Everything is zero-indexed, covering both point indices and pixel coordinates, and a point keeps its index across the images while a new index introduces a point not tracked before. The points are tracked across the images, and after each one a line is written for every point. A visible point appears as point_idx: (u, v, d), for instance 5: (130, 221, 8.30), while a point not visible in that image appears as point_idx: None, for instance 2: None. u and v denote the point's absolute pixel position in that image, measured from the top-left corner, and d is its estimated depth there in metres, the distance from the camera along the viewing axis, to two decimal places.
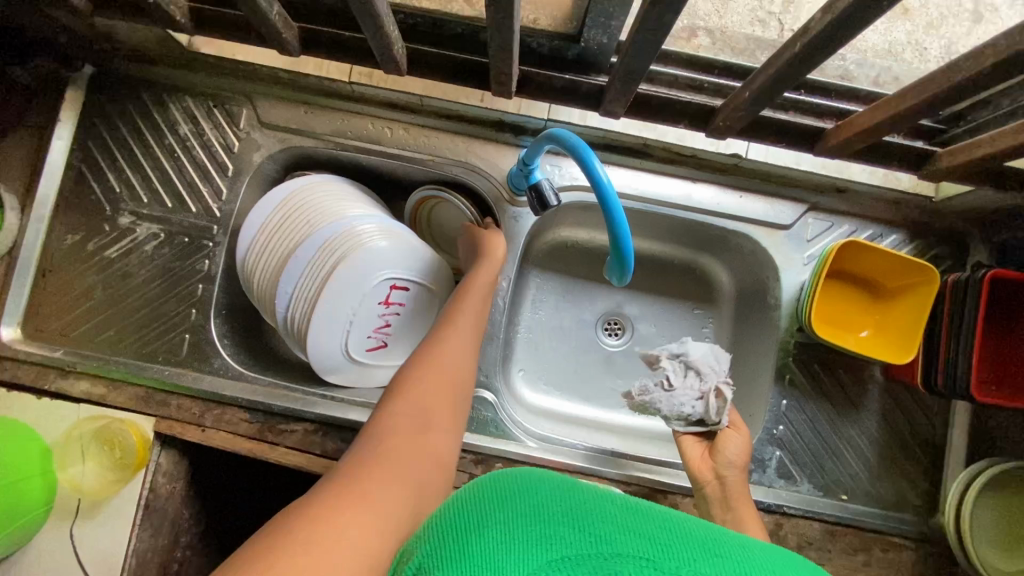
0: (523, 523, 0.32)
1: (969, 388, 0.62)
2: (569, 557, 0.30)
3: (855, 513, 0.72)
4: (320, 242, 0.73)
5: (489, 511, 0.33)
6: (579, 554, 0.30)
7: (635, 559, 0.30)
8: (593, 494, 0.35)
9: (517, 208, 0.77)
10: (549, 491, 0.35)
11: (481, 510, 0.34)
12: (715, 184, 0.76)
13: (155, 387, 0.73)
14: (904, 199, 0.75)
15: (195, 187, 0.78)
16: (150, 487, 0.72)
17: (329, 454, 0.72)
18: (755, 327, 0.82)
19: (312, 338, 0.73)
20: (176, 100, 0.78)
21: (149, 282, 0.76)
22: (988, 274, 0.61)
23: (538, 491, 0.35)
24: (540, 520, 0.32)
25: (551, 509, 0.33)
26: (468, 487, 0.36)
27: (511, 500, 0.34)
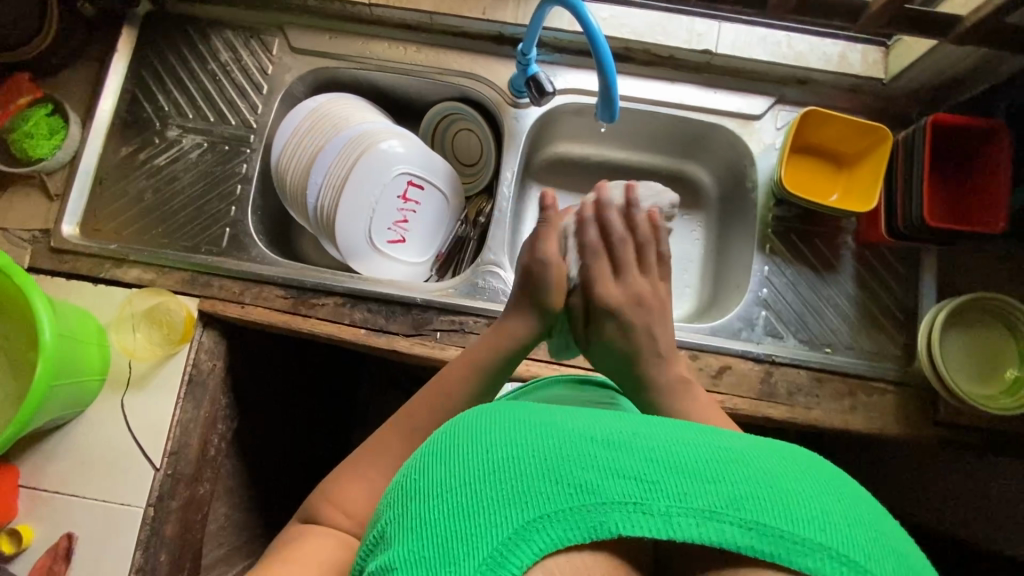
0: (512, 485, 0.36)
1: (923, 217, 0.70)
2: (559, 510, 0.35)
3: (840, 362, 0.78)
4: (340, 150, 0.83)
5: (480, 470, 0.37)
6: (567, 509, 0.36)
7: (622, 504, 0.36)
8: (571, 433, 0.39)
9: (518, 111, 0.87)
10: (531, 442, 0.38)
11: (473, 469, 0.38)
12: (691, 82, 0.86)
13: (200, 271, 0.81)
14: (860, 84, 0.83)
15: (234, 104, 0.88)
16: (193, 362, 0.79)
17: (357, 323, 0.79)
18: (738, 214, 0.90)
19: (340, 226, 0.82)
20: (217, 32, 0.90)
21: (194, 185, 0.86)
22: (930, 120, 0.69)
23: (523, 437, 0.39)
24: (529, 476, 0.36)
25: (537, 463, 0.37)
26: (457, 439, 0.40)
27: (498, 457, 0.38)
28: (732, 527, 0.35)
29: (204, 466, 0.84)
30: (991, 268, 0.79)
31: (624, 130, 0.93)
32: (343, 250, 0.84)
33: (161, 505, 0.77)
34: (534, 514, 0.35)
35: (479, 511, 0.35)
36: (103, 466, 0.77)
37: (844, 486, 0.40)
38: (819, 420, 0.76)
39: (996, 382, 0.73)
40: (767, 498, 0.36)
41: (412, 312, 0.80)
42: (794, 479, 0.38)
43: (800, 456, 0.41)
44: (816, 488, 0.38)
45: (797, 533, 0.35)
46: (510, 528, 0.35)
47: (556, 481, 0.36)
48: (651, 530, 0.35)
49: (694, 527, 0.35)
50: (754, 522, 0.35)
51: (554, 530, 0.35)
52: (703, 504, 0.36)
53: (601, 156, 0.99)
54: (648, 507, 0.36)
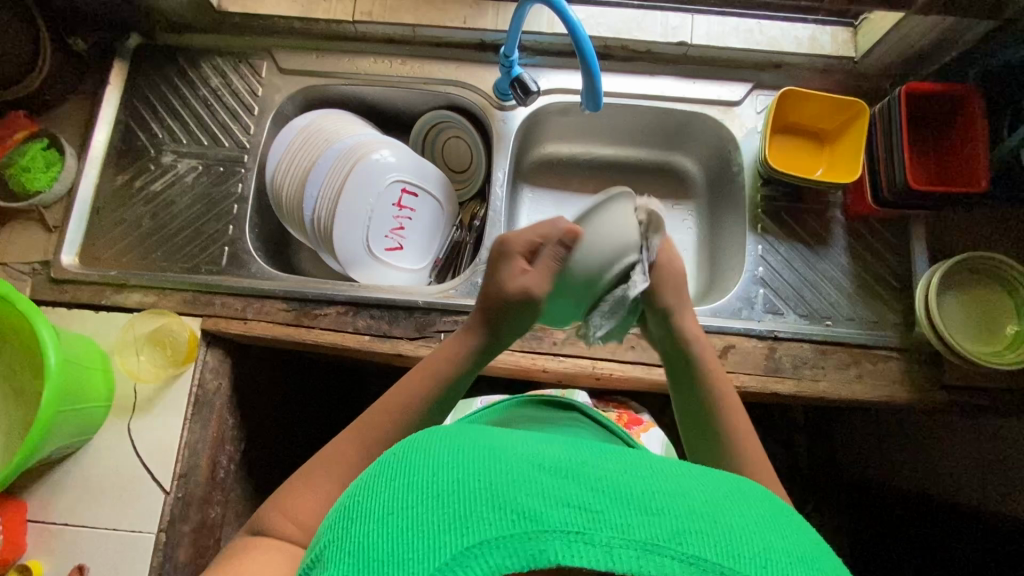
0: (452, 509, 0.34)
1: (909, 182, 0.71)
2: (498, 537, 0.32)
3: (841, 333, 0.79)
4: (329, 163, 0.84)
5: (421, 493, 0.35)
6: (506, 535, 0.32)
7: (563, 533, 0.33)
8: (518, 459, 0.37)
9: (505, 113, 0.89)
10: (477, 465, 0.36)
11: (414, 493, 0.35)
12: (670, 74, 0.89)
13: (201, 290, 0.82)
14: (832, 64, 0.86)
15: (226, 126, 0.90)
16: (199, 381, 0.79)
17: (360, 330, 0.79)
18: (728, 198, 0.92)
19: (338, 236, 0.83)
20: (207, 59, 0.92)
21: (191, 207, 0.87)
22: (904, 90, 0.72)
23: (469, 462, 0.36)
24: (471, 500, 0.34)
25: (480, 487, 0.34)
26: (404, 462, 0.38)
27: (442, 480, 0.35)
28: (673, 562, 0.32)
29: (215, 488, 0.83)
30: (979, 230, 0.80)
31: (609, 126, 0.95)
32: (342, 260, 0.85)
33: (173, 530, 0.76)
34: (472, 539, 0.32)
35: (414, 537, 0.33)
36: (112, 493, 0.76)
37: (792, 529, 0.37)
38: (827, 392, 0.77)
39: (1000, 339, 0.74)
40: (712, 532, 0.34)
41: (415, 315, 0.80)
42: (742, 515, 0.36)
43: (751, 496, 0.39)
44: (765, 526, 0.36)
45: (738, 572, 0.33)
46: (446, 553, 0.32)
47: (498, 507, 0.33)
48: (591, 561, 0.32)
49: (634, 562, 0.32)
50: (697, 557, 0.33)
51: (492, 558, 0.32)
52: (644, 536, 0.33)
53: (589, 153, 1.01)
54: (589, 537, 0.33)
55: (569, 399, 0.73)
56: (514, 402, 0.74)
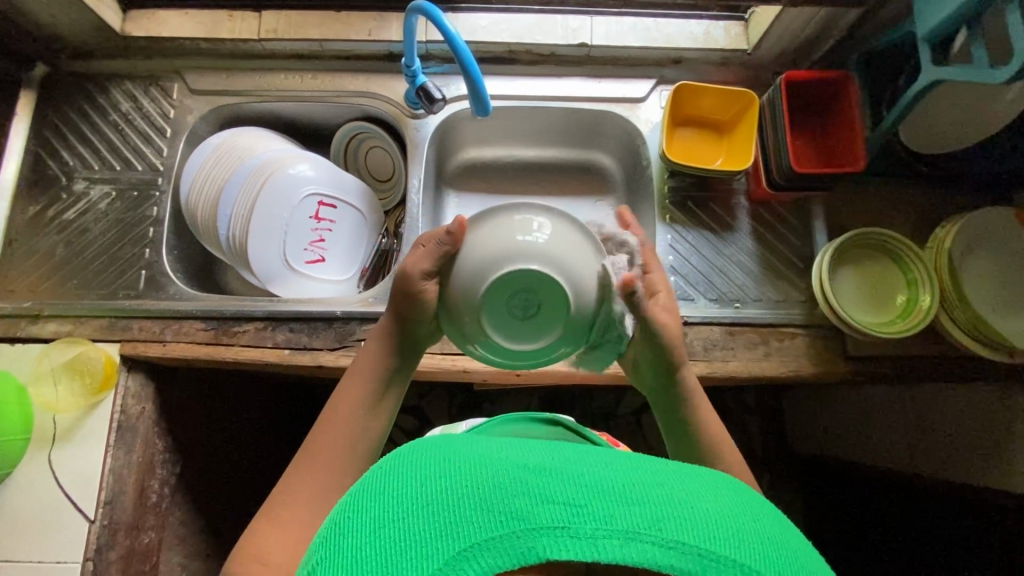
0: (439, 516, 0.34)
1: (792, 165, 0.75)
2: (484, 539, 0.33)
3: (748, 314, 0.82)
4: (246, 179, 0.84)
5: (410, 504, 0.36)
6: (491, 537, 0.33)
7: (548, 529, 0.33)
8: (503, 459, 0.37)
9: (418, 121, 0.91)
10: (460, 468, 0.37)
11: (403, 503, 0.36)
12: (576, 75, 0.92)
13: (118, 316, 0.82)
14: (728, 57, 0.90)
15: (139, 150, 0.90)
16: (121, 407, 0.79)
17: (280, 344, 0.80)
18: (641, 191, 0.94)
19: (252, 250, 0.84)
20: (117, 84, 0.92)
21: (106, 233, 0.87)
22: (783, 79, 0.76)
23: (454, 466, 0.37)
24: (456, 505, 0.34)
25: (462, 494, 0.35)
26: (391, 474, 0.39)
27: (429, 488, 0.36)
28: (657, 548, 0.32)
29: (146, 513, 0.82)
30: (873, 207, 0.84)
31: (524, 128, 0.97)
32: (261, 275, 0.85)
33: (100, 558, 0.75)
34: (460, 544, 0.33)
35: (404, 547, 0.34)
36: (33, 527, 0.75)
37: (772, 510, 0.38)
38: (738, 371, 0.79)
39: (892, 309, 0.78)
40: (693, 516, 0.34)
41: (335, 325, 0.81)
42: (723, 499, 0.36)
43: (732, 481, 0.39)
44: (743, 509, 0.36)
45: (718, 553, 0.33)
46: (434, 561, 0.33)
47: (483, 509, 0.34)
48: (577, 555, 0.32)
49: (619, 552, 0.32)
50: (680, 542, 0.32)
51: (479, 562, 0.33)
52: (627, 524, 0.33)
53: (510, 156, 1.03)
54: (573, 532, 0.33)
55: (551, 415, 0.73)
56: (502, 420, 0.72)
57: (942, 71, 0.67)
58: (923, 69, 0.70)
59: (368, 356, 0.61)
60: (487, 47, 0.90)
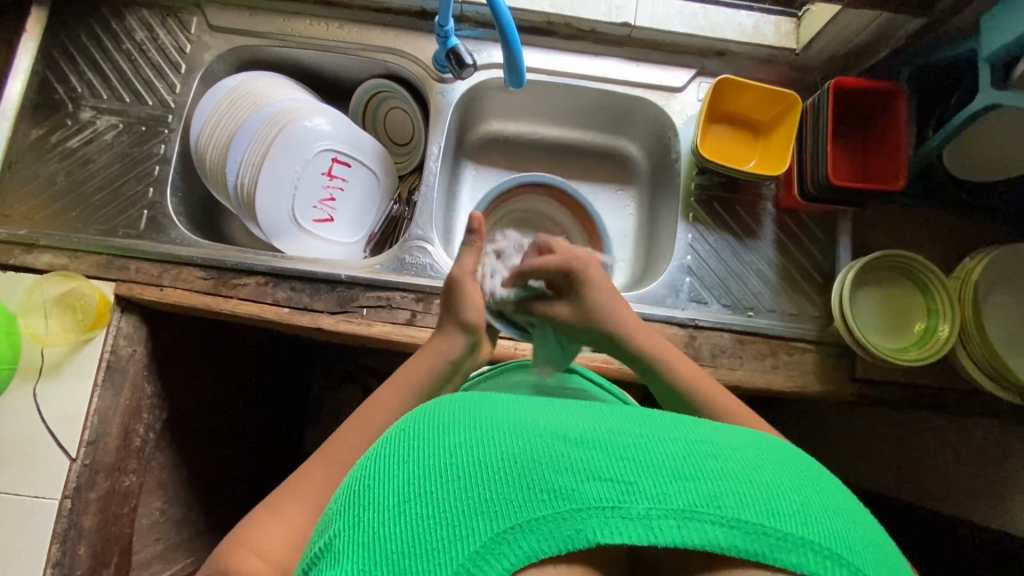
0: (474, 494, 0.33)
1: (829, 177, 0.72)
2: (527, 520, 0.32)
3: (761, 324, 0.80)
4: (268, 120, 0.81)
5: (438, 476, 0.34)
6: (536, 517, 0.32)
7: (599, 510, 0.33)
8: (541, 433, 0.36)
9: (444, 85, 0.87)
10: (493, 441, 0.35)
11: (430, 476, 0.34)
12: (614, 56, 0.88)
13: (115, 254, 0.79)
14: (773, 55, 0.86)
15: (151, 84, 0.86)
16: (111, 348, 0.77)
17: (280, 302, 0.78)
18: (666, 185, 0.91)
19: (260, 201, 0.81)
20: (133, 11, 0.87)
21: (109, 166, 0.83)
22: (831, 84, 0.72)
23: (487, 438, 0.36)
24: (493, 481, 0.34)
25: (502, 468, 0.34)
26: (413, 441, 0.37)
27: (459, 460, 0.35)
28: (714, 527, 0.32)
29: (129, 456, 0.81)
30: (901, 229, 0.82)
31: (552, 106, 0.94)
32: (266, 228, 0.83)
33: (78, 497, 0.74)
34: (501, 525, 0.32)
35: (436, 526, 0.32)
36: (14, 458, 0.74)
37: (825, 480, 0.38)
38: (743, 380, 0.78)
39: (910, 336, 0.76)
40: (753, 493, 0.33)
41: (337, 289, 0.78)
42: (780, 473, 0.36)
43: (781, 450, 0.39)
44: (801, 482, 0.36)
45: (782, 529, 0.32)
46: (473, 542, 0.32)
47: (523, 487, 0.33)
48: (628, 536, 0.32)
49: (675, 532, 0.32)
50: (741, 521, 0.32)
51: (522, 543, 0.32)
52: (681, 504, 0.33)
53: (535, 133, 0.99)
54: (624, 512, 0.33)
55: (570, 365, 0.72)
56: (507, 367, 0.72)
57: (999, 95, 0.64)
58: (981, 91, 0.66)
59: (414, 366, 0.66)
60: (524, 15, 0.86)
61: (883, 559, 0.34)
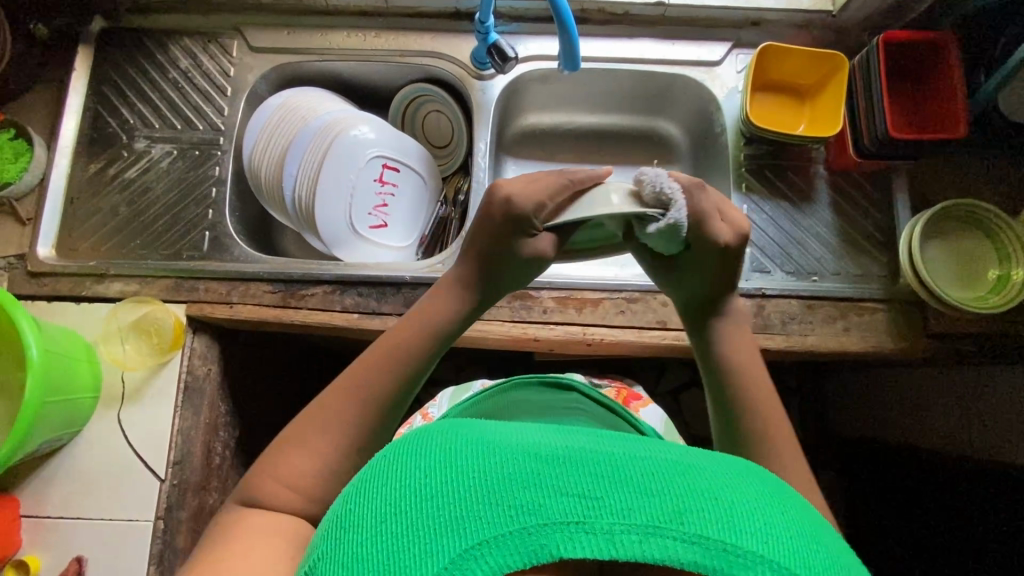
0: (443, 511, 0.33)
1: (889, 132, 0.71)
2: (494, 536, 0.31)
3: (828, 288, 0.80)
4: (277, 151, 0.83)
5: (413, 495, 0.34)
6: (502, 534, 0.31)
7: (564, 525, 0.31)
8: (512, 451, 0.35)
9: (484, 82, 0.88)
10: (466, 459, 0.35)
11: (405, 495, 0.35)
12: (650, 36, 0.88)
13: (184, 276, 0.80)
14: (809, 19, 0.86)
15: (199, 108, 0.88)
16: (188, 368, 0.78)
17: (348, 308, 0.78)
18: (713, 159, 0.92)
19: (319, 211, 0.82)
20: (175, 41, 0.90)
21: (168, 192, 0.85)
22: (881, 39, 0.72)
23: (460, 458, 0.35)
24: (464, 498, 0.33)
25: (471, 485, 0.33)
26: (392, 464, 0.37)
27: (434, 479, 0.35)
28: (677, 543, 0.31)
29: (212, 474, 0.82)
30: (958, 178, 0.81)
31: (590, 93, 0.95)
32: (326, 239, 0.83)
33: (171, 517, 0.75)
34: (467, 542, 0.31)
35: (408, 542, 0.32)
36: (106, 483, 0.75)
37: (790, 497, 0.37)
38: (816, 345, 0.77)
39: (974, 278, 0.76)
40: (716, 510, 0.32)
41: (404, 291, 0.79)
42: (744, 492, 0.35)
43: (746, 467, 0.38)
44: (765, 500, 0.35)
45: (742, 546, 0.31)
46: (440, 559, 0.31)
47: (491, 504, 0.32)
48: (593, 551, 0.31)
49: (638, 548, 0.31)
50: (703, 537, 0.31)
51: (488, 560, 0.31)
52: (644, 519, 0.31)
53: (571, 123, 1.00)
54: (590, 527, 0.31)
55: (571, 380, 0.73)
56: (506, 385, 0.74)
57: None
58: None
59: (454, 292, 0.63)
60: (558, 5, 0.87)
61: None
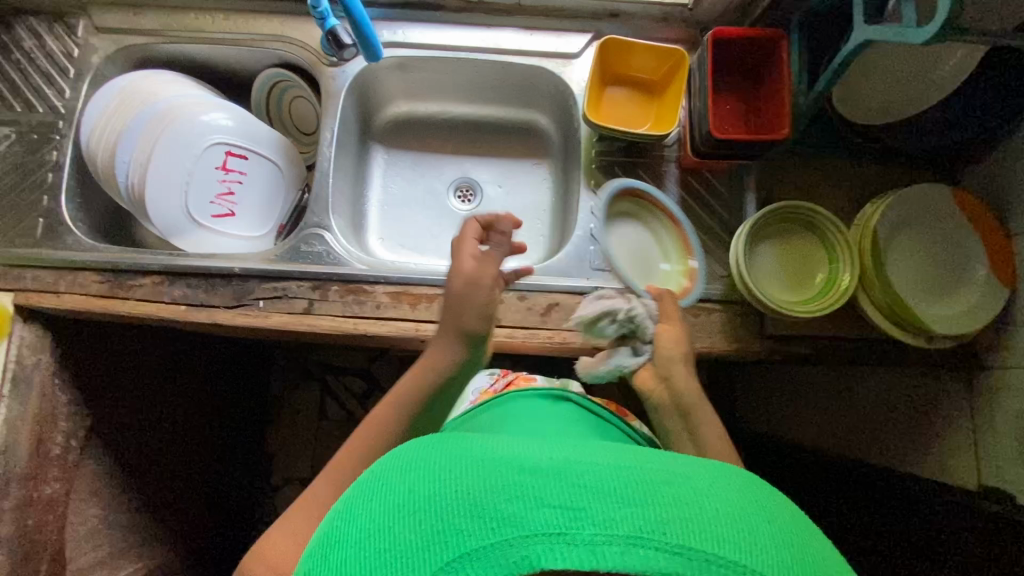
0: (428, 523, 0.32)
1: (711, 130, 0.70)
2: (473, 550, 0.31)
3: (665, 288, 0.79)
4: (132, 134, 0.80)
5: (399, 510, 0.34)
6: (483, 546, 0.31)
7: (547, 535, 0.31)
8: (495, 460, 0.35)
9: (335, 69, 0.85)
10: (453, 469, 0.35)
11: (390, 511, 0.34)
12: (507, 26, 0.86)
13: (12, 264, 0.79)
14: (668, 12, 0.84)
15: (40, 90, 0.85)
16: (16, 358, 0.78)
17: (176, 300, 0.77)
18: (574, 154, 0.91)
19: (152, 200, 0.80)
20: (20, 20, 0.87)
21: (3, 177, 0.83)
22: (710, 35, 0.70)
23: (444, 469, 0.35)
24: (445, 511, 0.32)
25: (452, 498, 0.33)
26: (381, 479, 0.37)
27: (417, 492, 0.34)
28: (656, 553, 0.30)
29: (47, 464, 0.82)
30: (806, 180, 0.80)
31: (455, 83, 0.93)
32: (162, 228, 0.81)
33: None
34: (450, 554, 0.31)
35: (387, 559, 0.32)
36: None
37: (792, 516, 0.36)
38: None
39: (784, 284, 0.76)
40: (711, 521, 0.32)
41: (233, 283, 0.78)
42: (740, 502, 0.34)
43: (748, 479, 0.38)
44: (759, 513, 0.34)
45: (741, 563, 0.31)
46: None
47: (476, 514, 0.32)
48: (578, 565, 0.30)
49: (620, 557, 0.30)
50: (690, 548, 0.31)
51: (471, 575, 0.30)
52: (629, 528, 0.31)
53: (445, 113, 0.99)
54: (572, 538, 0.31)
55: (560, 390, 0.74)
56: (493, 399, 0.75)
57: (872, 30, 0.62)
58: (856, 28, 0.64)
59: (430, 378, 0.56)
60: None
61: None
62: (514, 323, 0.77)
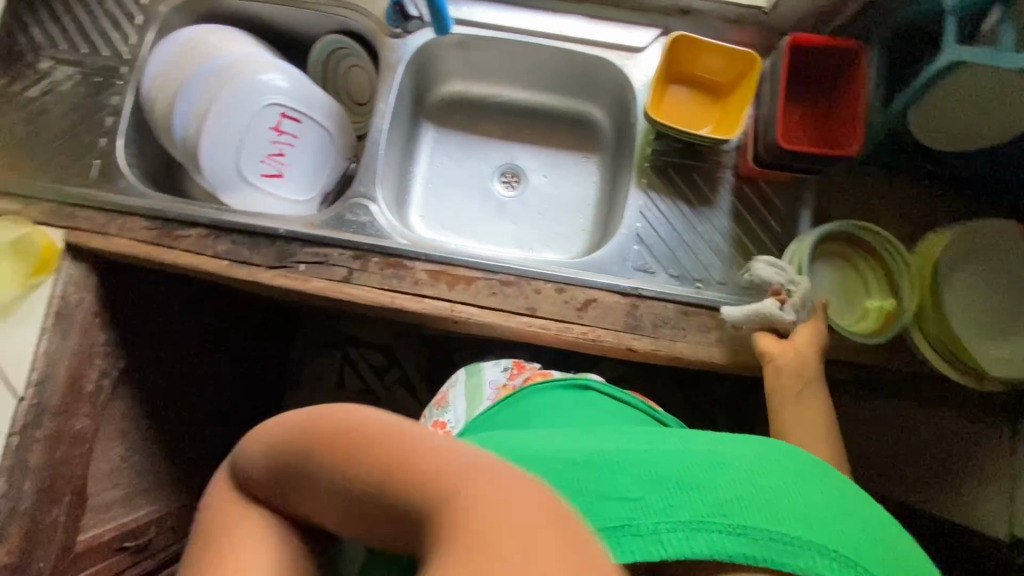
0: None
1: (779, 140, 0.68)
2: None
3: (707, 297, 0.77)
4: (193, 87, 0.81)
5: None
6: None
7: (616, 524, 0.38)
8: (554, 459, 0.43)
9: (396, 41, 0.85)
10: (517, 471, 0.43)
11: None
12: (573, 13, 0.85)
13: (66, 202, 0.81)
14: (741, 14, 0.82)
15: (108, 35, 0.87)
16: (60, 294, 0.79)
17: (219, 254, 0.78)
18: (626, 151, 0.90)
19: (205, 153, 0.81)
20: None
21: (64, 116, 0.85)
22: (786, 41, 0.67)
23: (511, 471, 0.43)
24: None
25: None
26: None
27: None
28: (722, 535, 0.38)
29: (80, 399, 0.84)
30: (866, 202, 0.78)
31: (513, 67, 0.92)
32: (212, 182, 0.82)
33: (26, 433, 0.78)
34: None
35: None
36: None
37: (835, 481, 0.43)
38: (684, 353, 0.75)
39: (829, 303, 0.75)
40: (755, 498, 0.39)
41: (276, 244, 0.78)
42: (783, 477, 0.41)
43: (785, 453, 0.44)
44: (799, 478, 0.41)
45: (788, 534, 0.38)
46: None
47: None
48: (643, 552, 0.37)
49: (685, 545, 0.37)
50: (746, 528, 0.38)
51: None
52: (687, 516, 0.38)
53: (500, 97, 0.98)
54: (637, 529, 0.38)
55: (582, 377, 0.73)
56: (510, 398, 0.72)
57: (963, 50, 0.59)
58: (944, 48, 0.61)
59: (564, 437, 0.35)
60: None
61: (885, 551, 0.39)
62: (549, 315, 0.76)
